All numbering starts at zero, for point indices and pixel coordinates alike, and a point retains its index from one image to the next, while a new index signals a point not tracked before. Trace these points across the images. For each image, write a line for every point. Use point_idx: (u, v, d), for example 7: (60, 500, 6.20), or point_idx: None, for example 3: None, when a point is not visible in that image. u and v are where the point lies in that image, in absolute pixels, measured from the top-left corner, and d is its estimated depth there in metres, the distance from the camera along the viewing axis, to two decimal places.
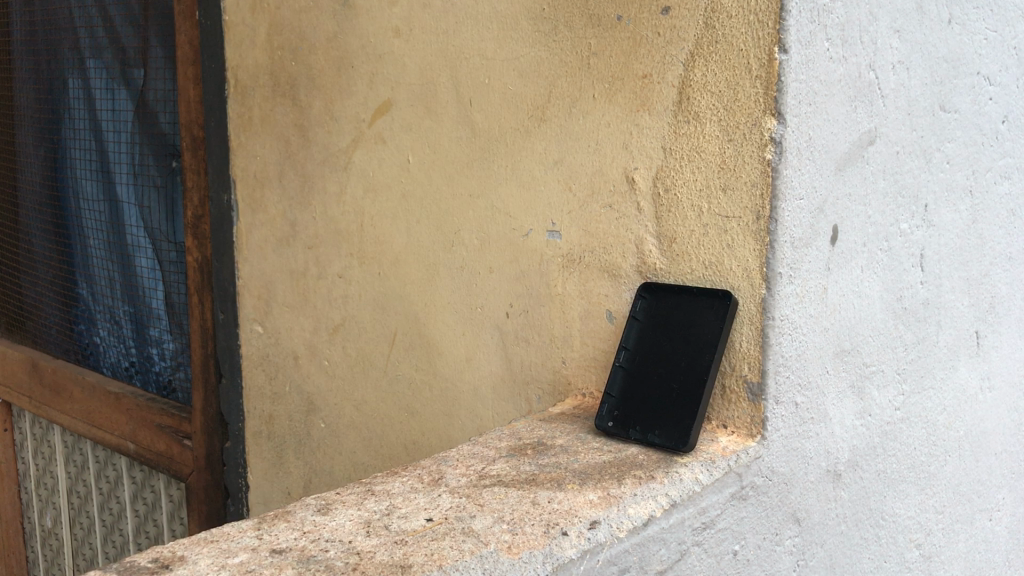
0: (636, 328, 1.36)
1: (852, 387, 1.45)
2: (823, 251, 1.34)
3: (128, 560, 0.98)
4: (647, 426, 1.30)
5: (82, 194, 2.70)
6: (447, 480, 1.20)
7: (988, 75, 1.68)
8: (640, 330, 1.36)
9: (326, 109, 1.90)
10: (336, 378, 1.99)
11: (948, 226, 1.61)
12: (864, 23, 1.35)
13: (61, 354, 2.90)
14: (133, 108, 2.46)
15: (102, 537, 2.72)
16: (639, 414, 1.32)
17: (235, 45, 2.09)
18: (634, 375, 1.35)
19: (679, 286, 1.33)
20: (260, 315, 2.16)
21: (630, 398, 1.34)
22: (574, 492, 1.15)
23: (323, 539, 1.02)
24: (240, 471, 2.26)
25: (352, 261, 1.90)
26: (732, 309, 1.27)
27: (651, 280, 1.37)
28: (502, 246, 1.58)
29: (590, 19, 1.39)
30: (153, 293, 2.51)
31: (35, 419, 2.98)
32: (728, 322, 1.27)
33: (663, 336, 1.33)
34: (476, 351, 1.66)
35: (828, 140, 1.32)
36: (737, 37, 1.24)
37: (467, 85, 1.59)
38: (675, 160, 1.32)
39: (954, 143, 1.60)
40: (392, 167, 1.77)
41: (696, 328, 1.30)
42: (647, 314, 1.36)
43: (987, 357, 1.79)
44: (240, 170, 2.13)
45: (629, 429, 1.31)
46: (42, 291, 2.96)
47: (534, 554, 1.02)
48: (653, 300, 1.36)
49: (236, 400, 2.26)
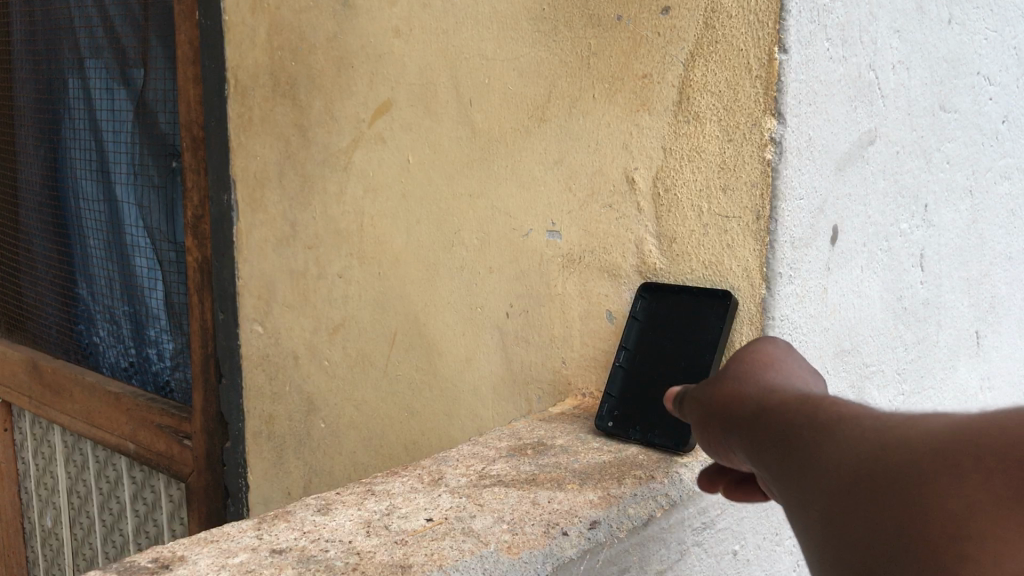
0: (636, 328, 1.37)
1: (852, 387, 1.45)
2: (823, 251, 1.33)
3: (128, 560, 0.97)
4: (648, 426, 1.30)
5: (82, 193, 2.70)
6: (447, 480, 1.20)
7: (988, 76, 1.68)
8: (640, 330, 1.37)
9: (326, 109, 1.91)
10: (336, 378, 1.99)
11: (948, 226, 1.61)
12: (864, 23, 1.35)
13: (61, 355, 2.90)
14: (132, 107, 2.46)
15: (102, 537, 2.72)
16: (640, 415, 1.32)
17: (235, 45, 2.08)
18: (634, 375, 1.35)
19: (679, 286, 1.34)
20: (260, 315, 2.15)
21: (631, 399, 1.34)
22: (574, 492, 1.15)
23: (323, 539, 1.02)
24: (240, 471, 2.26)
25: (353, 261, 1.90)
26: (733, 309, 1.28)
27: (651, 280, 1.37)
28: (502, 246, 1.58)
29: (590, 19, 1.39)
30: (153, 293, 2.51)
31: (35, 419, 2.98)
32: (728, 322, 1.27)
33: (663, 336, 1.34)
34: (476, 352, 1.66)
35: (828, 140, 1.31)
36: (737, 37, 1.24)
37: (467, 85, 1.59)
38: (675, 160, 1.32)
39: (954, 143, 1.60)
40: (392, 166, 1.77)
41: (697, 327, 1.31)
42: (648, 314, 1.37)
43: (987, 357, 1.79)
44: (240, 170, 2.13)
45: (630, 429, 1.32)
46: (42, 291, 2.95)
47: (534, 554, 1.02)
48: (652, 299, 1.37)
49: (236, 400, 2.25)
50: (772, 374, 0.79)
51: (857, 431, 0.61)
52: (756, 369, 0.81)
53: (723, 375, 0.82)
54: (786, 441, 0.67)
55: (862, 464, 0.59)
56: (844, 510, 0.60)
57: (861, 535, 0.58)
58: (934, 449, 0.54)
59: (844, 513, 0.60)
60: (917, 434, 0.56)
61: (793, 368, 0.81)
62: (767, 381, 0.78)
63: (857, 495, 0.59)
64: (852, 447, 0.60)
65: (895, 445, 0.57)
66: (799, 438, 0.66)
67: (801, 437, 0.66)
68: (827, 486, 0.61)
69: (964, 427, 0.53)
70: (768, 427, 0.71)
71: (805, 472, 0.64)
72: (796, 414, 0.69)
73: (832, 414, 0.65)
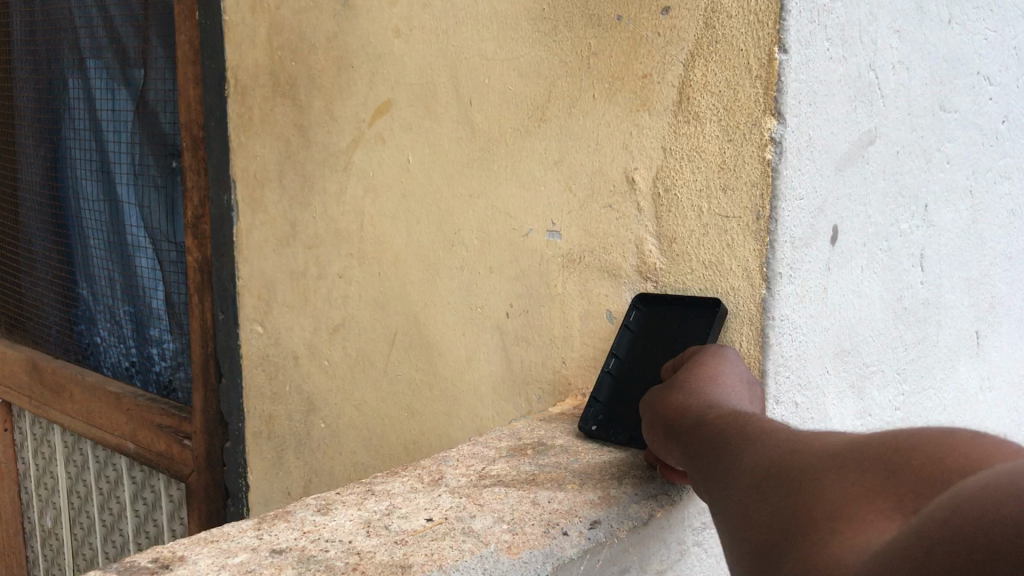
0: (628, 337, 1.37)
1: (852, 386, 1.45)
2: (823, 251, 1.33)
3: (128, 560, 0.97)
4: (632, 432, 1.30)
5: (82, 194, 2.70)
6: (447, 480, 1.20)
7: (988, 76, 1.69)
8: (631, 338, 1.37)
9: (326, 109, 1.91)
10: (336, 378, 1.99)
11: (948, 226, 1.61)
12: (864, 24, 1.35)
13: (61, 354, 2.90)
14: (133, 107, 2.46)
15: (102, 537, 2.73)
16: (625, 421, 1.32)
17: (235, 45, 2.08)
18: (621, 383, 1.35)
19: (674, 295, 1.34)
20: (260, 315, 2.15)
21: (619, 406, 1.34)
22: (574, 492, 1.15)
23: (323, 539, 1.02)
24: (240, 470, 2.26)
25: (353, 261, 1.90)
26: (721, 314, 1.28)
27: (647, 289, 1.38)
28: (503, 246, 1.58)
29: (590, 19, 1.39)
30: (153, 293, 2.51)
31: (35, 419, 2.98)
32: (715, 329, 1.27)
33: (654, 346, 1.34)
34: (476, 352, 1.66)
35: (828, 140, 1.31)
36: (737, 37, 1.24)
37: (467, 85, 1.59)
38: (675, 160, 1.32)
39: (954, 143, 1.60)
40: (392, 167, 1.77)
41: (686, 334, 1.31)
42: (640, 323, 1.37)
43: (987, 357, 1.79)
44: (240, 170, 2.13)
45: (614, 433, 1.31)
46: (42, 292, 2.96)
47: (534, 555, 1.02)
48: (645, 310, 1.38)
49: (235, 400, 2.25)
50: (716, 391, 1.01)
51: (774, 443, 0.76)
52: (706, 388, 1.02)
53: (678, 389, 1.04)
54: (722, 450, 0.83)
55: (773, 466, 0.73)
56: (753, 501, 0.72)
57: (754, 516, 0.71)
58: (835, 456, 0.68)
59: (751, 505, 0.72)
60: (817, 447, 0.71)
61: (738, 390, 1.02)
62: (714, 398, 0.99)
63: (763, 489, 0.72)
64: (767, 453, 0.75)
65: (801, 456, 0.71)
66: (732, 450, 0.82)
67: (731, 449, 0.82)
68: (742, 482, 0.75)
69: (855, 445, 0.67)
70: (703, 435, 0.90)
71: (730, 476, 0.78)
72: (732, 430, 0.86)
73: (758, 433, 0.80)
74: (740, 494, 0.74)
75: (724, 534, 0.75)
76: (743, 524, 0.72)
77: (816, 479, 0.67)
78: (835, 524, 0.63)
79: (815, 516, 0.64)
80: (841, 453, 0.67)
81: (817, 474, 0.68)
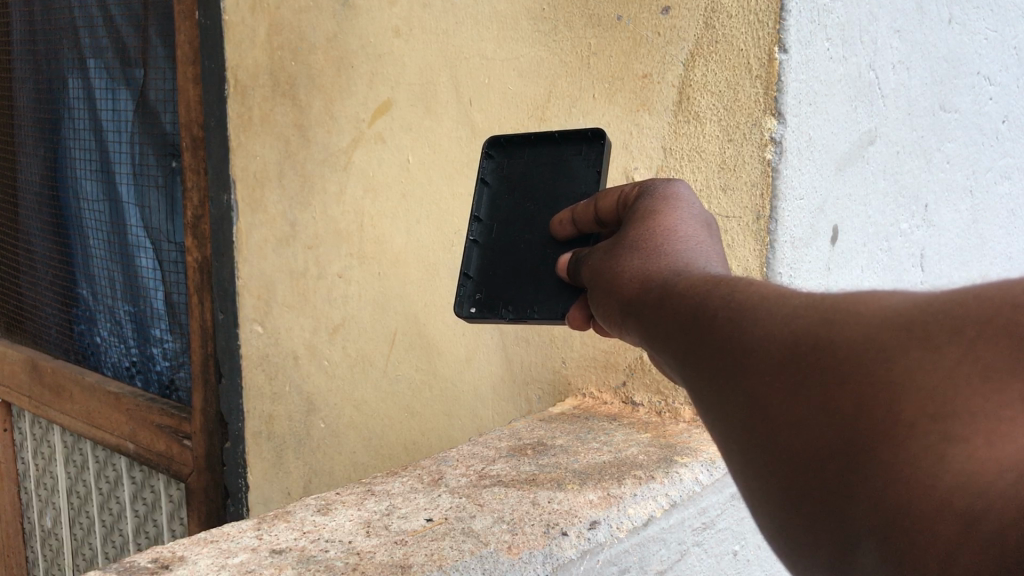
0: (490, 195, 1.23)
1: None
2: (823, 250, 1.33)
3: (128, 560, 0.97)
4: (524, 304, 1.13)
5: (82, 194, 2.70)
6: (447, 480, 1.20)
7: (988, 75, 1.69)
8: (493, 194, 1.23)
9: (326, 109, 1.90)
10: (336, 378, 1.98)
11: (948, 226, 1.61)
12: (864, 23, 1.35)
13: (60, 354, 2.89)
14: (133, 107, 2.46)
15: (102, 537, 2.73)
16: (506, 294, 1.16)
17: (235, 44, 2.08)
18: (490, 246, 1.20)
19: (533, 137, 1.22)
20: (260, 315, 2.15)
21: (492, 275, 1.18)
22: (574, 492, 1.15)
23: (323, 539, 1.02)
24: (240, 470, 2.25)
25: (353, 262, 1.90)
26: (604, 151, 1.15)
27: (498, 139, 1.25)
28: None
29: (590, 19, 1.39)
30: (153, 293, 2.51)
31: (35, 419, 2.98)
32: (604, 170, 1.15)
33: (523, 195, 1.20)
34: (476, 352, 1.66)
35: (828, 141, 1.31)
36: (737, 37, 1.24)
37: (467, 85, 1.59)
38: (675, 160, 1.32)
39: (954, 143, 1.60)
40: (391, 166, 1.76)
41: (560, 174, 1.18)
42: (499, 174, 1.23)
43: None
44: (240, 169, 2.13)
45: (500, 310, 1.15)
46: (42, 292, 2.95)
47: (534, 554, 1.02)
48: (502, 160, 1.24)
49: (235, 400, 2.25)
50: (672, 245, 0.71)
51: (790, 308, 0.49)
52: (653, 238, 0.73)
53: (620, 249, 0.75)
54: (692, 321, 0.55)
55: (806, 345, 0.46)
56: (778, 400, 0.47)
57: (794, 432, 0.46)
58: (915, 323, 0.42)
59: (775, 405, 0.47)
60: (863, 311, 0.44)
61: (700, 240, 0.72)
62: (675, 255, 0.68)
63: (794, 382, 0.46)
64: (781, 325, 0.48)
65: (843, 324, 0.45)
66: (708, 316, 0.54)
67: (704, 319, 0.54)
68: (747, 372, 0.49)
69: (941, 301, 0.42)
70: (657, 304, 0.62)
71: (720, 362, 0.51)
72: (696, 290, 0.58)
73: (755, 294, 0.52)
74: (750, 391, 0.49)
75: (734, 445, 0.51)
76: (770, 437, 0.48)
77: (885, 358, 0.42)
78: (951, 430, 0.40)
79: (905, 419, 0.41)
80: (921, 315, 0.42)
81: (885, 352, 0.42)
